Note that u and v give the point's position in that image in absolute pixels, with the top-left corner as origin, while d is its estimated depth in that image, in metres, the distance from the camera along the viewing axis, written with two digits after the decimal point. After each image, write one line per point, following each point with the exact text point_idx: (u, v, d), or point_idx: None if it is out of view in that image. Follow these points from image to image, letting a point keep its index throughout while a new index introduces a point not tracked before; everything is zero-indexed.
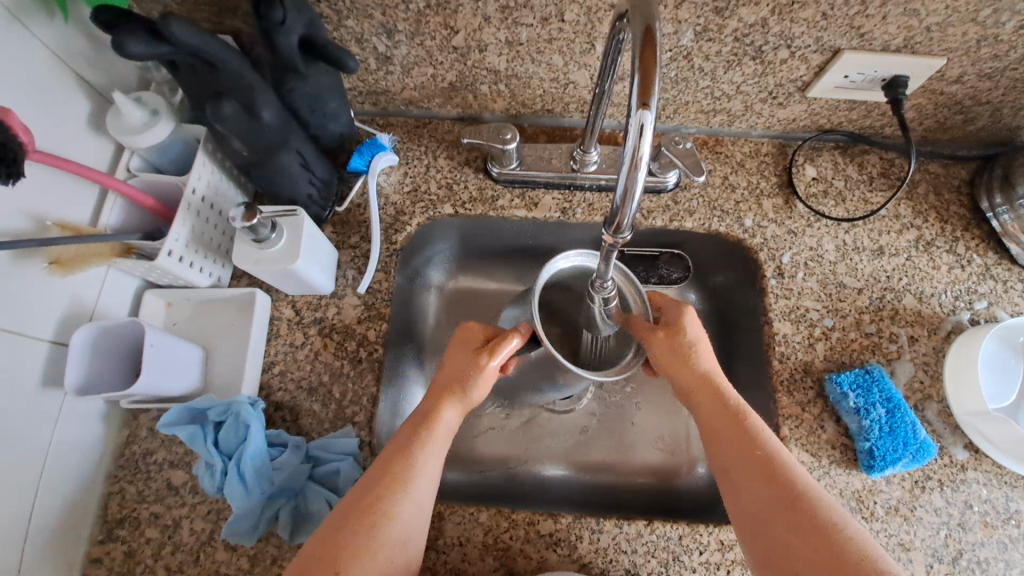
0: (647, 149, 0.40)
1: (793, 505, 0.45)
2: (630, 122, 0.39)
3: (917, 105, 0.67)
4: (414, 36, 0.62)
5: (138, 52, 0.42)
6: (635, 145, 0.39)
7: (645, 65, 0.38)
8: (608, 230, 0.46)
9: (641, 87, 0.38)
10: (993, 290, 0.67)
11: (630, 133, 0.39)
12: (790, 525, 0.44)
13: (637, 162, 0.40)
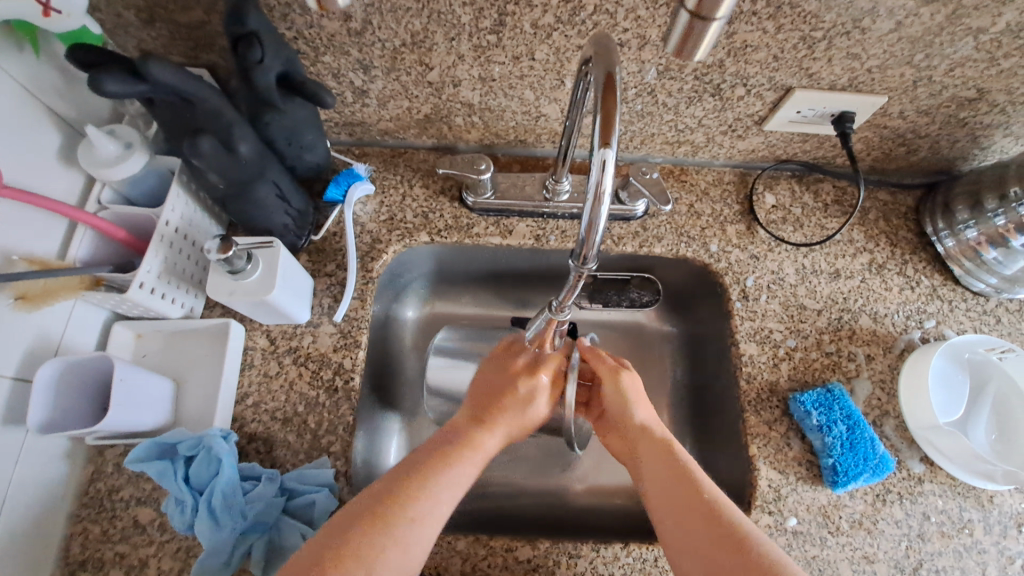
0: (609, 183, 0.42)
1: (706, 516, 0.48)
2: (593, 158, 0.41)
3: (864, 138, 0.72)
4: (390, 72, 0.63)
5: (114, 90, 0.42)
6: (598, 179, 0.41)
7: (607, 105, 0.41)
8: (573, 259, 0.47)
9: (602, 128, 0.40)
10: (940, 309, 0.72)
11: (593, 169, 0.42)
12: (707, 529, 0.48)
13: (600, 196, 0.42)
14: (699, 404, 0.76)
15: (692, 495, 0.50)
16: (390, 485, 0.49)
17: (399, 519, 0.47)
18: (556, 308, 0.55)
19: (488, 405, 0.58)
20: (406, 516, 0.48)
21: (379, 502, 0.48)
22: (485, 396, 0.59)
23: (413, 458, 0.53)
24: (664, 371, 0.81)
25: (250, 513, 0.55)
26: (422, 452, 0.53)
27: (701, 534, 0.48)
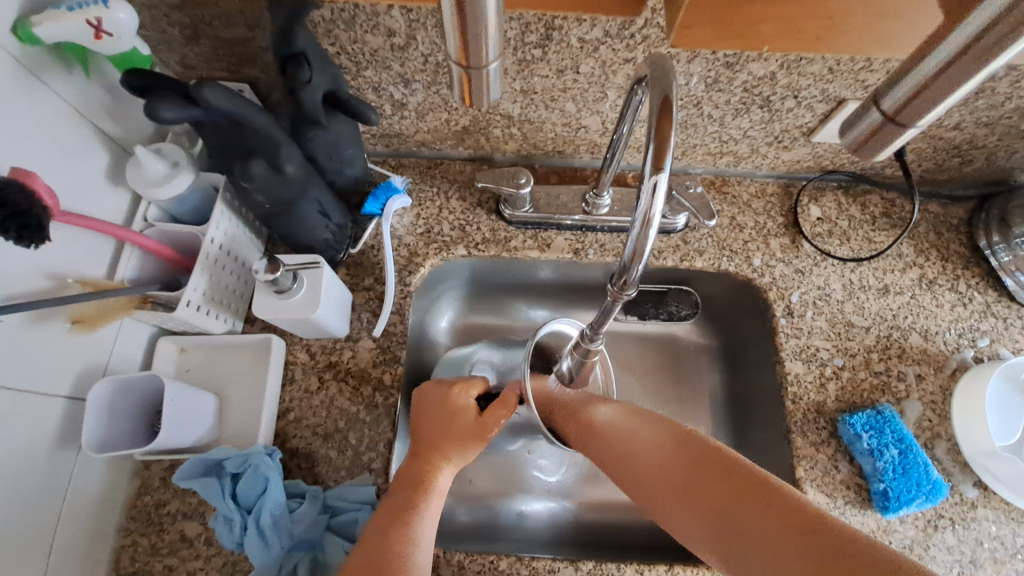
0: (658, 210, 0.41)
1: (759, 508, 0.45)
2: (643, 184, 0.40)
3: (917, 149, 0.70)
4: (431, 85, 0.63)
5: (169, 116, 0.41)
6: (648, 205, 0.40)
7: (665, 134, 0.39)
8: (613, 285, 0.46)
9: (656, 156, 0.39)
10: (994, 327, 0.69)
11: (643, 197, 0.40)
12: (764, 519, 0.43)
13: (648, 225, 0.41)
14: (739, 420, 0.75)
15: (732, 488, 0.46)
16: (385, 509, 0.51)
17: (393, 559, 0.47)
18: (588, 337, 0.55)
19: (434, 444, 0.55)
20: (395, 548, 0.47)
21: (387, 538, 0.48)
22: (430, 442, 0.55)
23: (400, 498, 0.51)
24: (702, 385, 0.80)
25: (296, 531, 0.55)
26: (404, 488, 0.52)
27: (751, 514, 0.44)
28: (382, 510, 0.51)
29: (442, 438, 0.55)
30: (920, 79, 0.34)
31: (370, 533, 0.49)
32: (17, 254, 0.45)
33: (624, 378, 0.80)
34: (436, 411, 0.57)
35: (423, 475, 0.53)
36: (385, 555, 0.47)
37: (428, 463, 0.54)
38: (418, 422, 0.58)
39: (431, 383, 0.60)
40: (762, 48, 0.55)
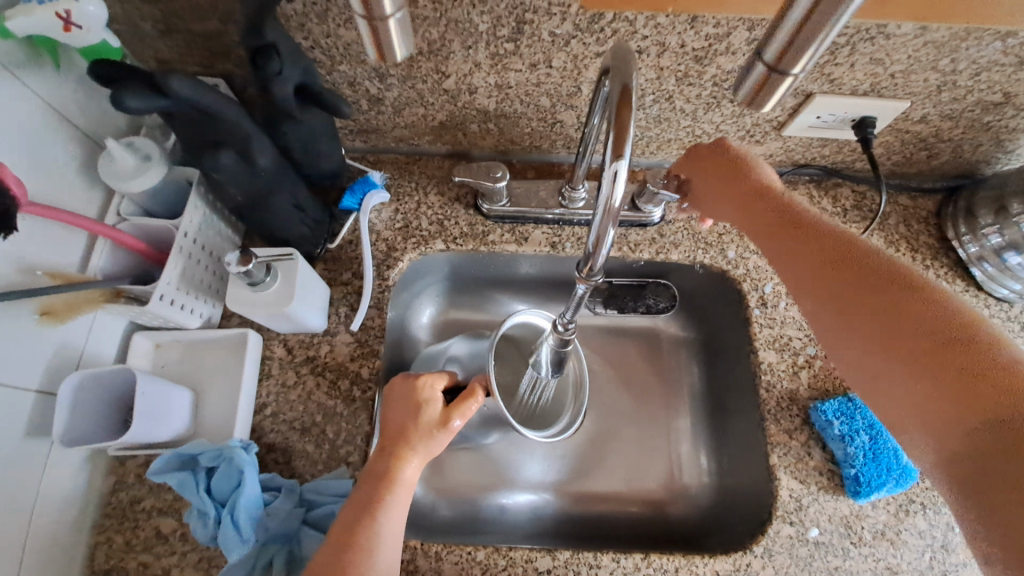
0: (620, 196, 0.41)
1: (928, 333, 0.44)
2: (605, 171, 0.41)
3: (885, 142, 0.71)
4: (406, 80, 0.63)
5: (136, 106, 0.41)
6: (609, 192, 0.41)
7: (624, 129, 0.40)
8: (580, 271, 0.47)
9: (615, 148, 0.40)
10: None
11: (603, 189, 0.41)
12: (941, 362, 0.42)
13: (610, 216, 0.42)
14: (717, 411, 0.76)
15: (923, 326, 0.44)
16: (348, 507, 0.50)
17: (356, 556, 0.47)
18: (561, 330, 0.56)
19: (399, 440, 0.54)
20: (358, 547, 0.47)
21: (349, 536, 0.48)
22: (398, 435, 0.55)
23: (365, 494, 0.51)
24: (680, 377, 0.81)
25: (271, 524, 0.54)
26: (369, 483, 0.52)
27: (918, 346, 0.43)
28: (349, 505, 0.51)
29: (407, 433, 0.54)
30: (794, 23, 0.32)
31: (336, 528, 0.49)
32: None
33: (604, 371, 0.81)
34: (402, 405, 0.56)
35: (390, 468, 0.52)
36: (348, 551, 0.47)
37: (393, 457, 0.53)
38: (386, 417, 0.57)
39: (400, 376, 0.59)
40: (729, 42, 0.57)
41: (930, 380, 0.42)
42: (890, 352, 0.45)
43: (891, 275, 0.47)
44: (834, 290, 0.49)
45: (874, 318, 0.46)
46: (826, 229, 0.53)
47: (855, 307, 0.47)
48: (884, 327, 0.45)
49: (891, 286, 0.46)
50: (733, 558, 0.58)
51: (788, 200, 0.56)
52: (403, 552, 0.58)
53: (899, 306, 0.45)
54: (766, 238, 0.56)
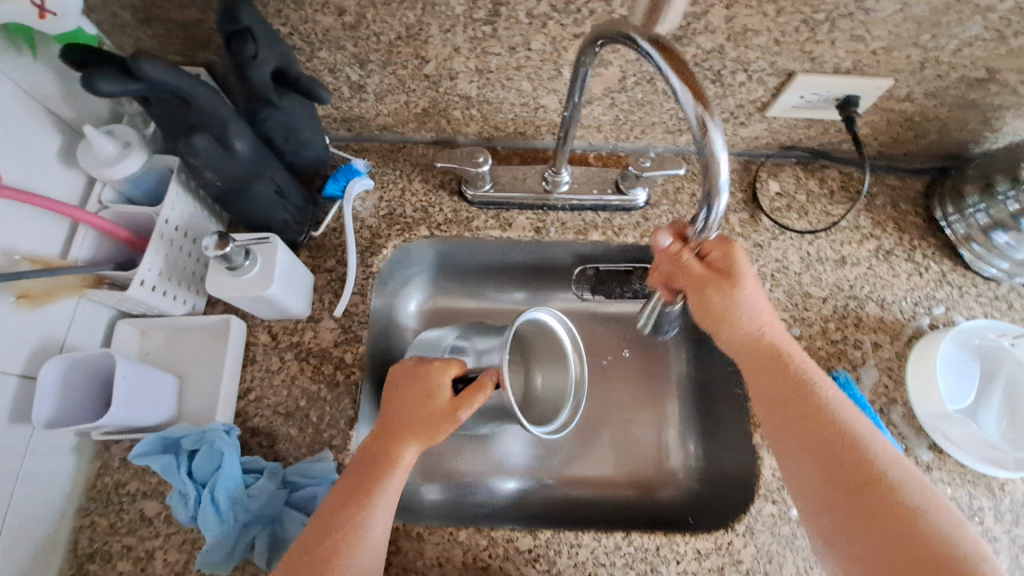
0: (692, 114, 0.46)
1: (874, 513, 0.47)
2: (681, 88, 0.45)
3: (871, 122, 0.71)
4: (386, 66, 0.63)
5: (107, 89, 0.42)
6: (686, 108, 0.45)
7: (699, 107, 0.45)
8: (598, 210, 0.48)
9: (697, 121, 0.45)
10: (949, 296, 0.71)
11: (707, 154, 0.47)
12: (880, 544, 0.46)
13: (714, 179, 0.48)
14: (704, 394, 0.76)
15: (866, 495, 0.48)
16: (334, 496, 0.50)
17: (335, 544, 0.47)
18: None
19: (399, 427, 0.54)
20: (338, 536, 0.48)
21: (334, 521, 0.49)
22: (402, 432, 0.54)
23: (357, 478, 0.51)
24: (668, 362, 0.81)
25: (252, 505, 0.56)
26: (363, 469, 0.52)
27: (856, 513, 0.47)
28: (339, 487, 0.51)
29: (407, 422, 0.54)
30: None
31: (323, 510, 0.50)
32: None
33: (591, 356, 0.81)
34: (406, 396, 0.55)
35: (385, 456, 0.52)
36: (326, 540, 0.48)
37: (393, 444, 0.53)
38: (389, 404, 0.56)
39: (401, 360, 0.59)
40: (708, 20, 0.56)
41: (877, 551, 0.45)
42: (831, 470, 0.50)
43: (900, 497, 0.47)
44: (841, 489, 0.49)
45: (855, 499, 0.48)
46: (806, 392, 0.54)
47: (858, 517, 0.47)
48: (875, 552, 0.46)
49: (884, 496, 0.47)
50: (715, 536, 0.60)
51: (786, 355, 0.57)
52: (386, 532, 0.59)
53: (881, 501, 0.47)
54: (759, 394, 0.56)
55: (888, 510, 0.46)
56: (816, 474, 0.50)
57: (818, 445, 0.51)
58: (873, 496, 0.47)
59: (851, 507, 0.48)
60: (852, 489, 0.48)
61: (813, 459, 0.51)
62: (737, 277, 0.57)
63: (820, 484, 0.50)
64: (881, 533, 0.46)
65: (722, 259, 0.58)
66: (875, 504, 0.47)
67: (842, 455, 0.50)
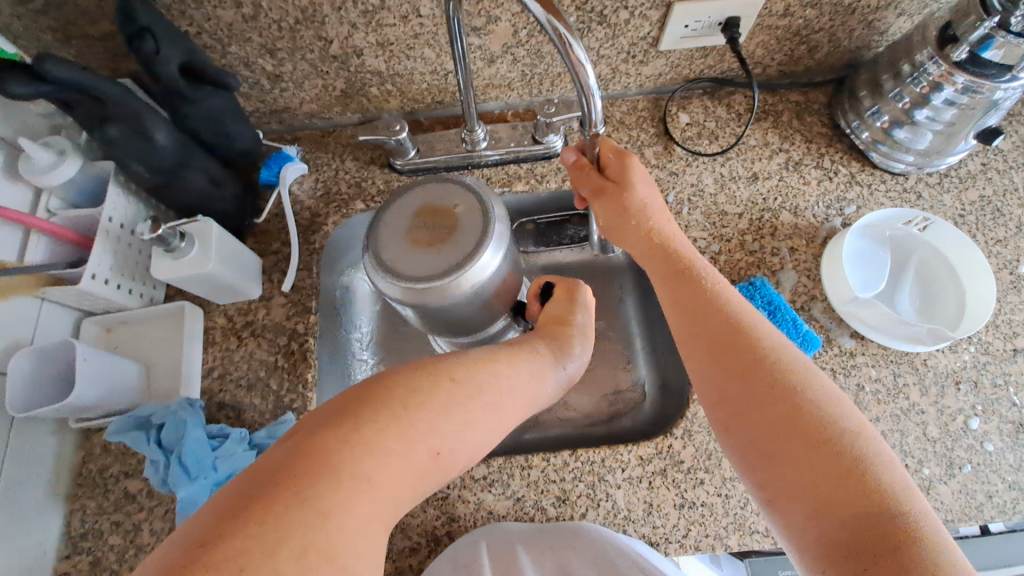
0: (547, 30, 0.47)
1: (775, 411, 0.46)
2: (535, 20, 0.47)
3: (761, 42, 0.75)
4: (295, 52, 0.68)
5: (21, 91, 0.47)
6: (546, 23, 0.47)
7: (555, 21, 0.46)
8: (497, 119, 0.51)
9: (556, 37, 0.47)
10: (860, 195, 0.74)
11: (572, 64, 0.49)
12: (781, 442, 0.45)
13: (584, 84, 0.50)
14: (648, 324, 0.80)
15: (768, 396, 0.46)
16: (399, 389, 0.43)
17: (333, 474, 0.37)
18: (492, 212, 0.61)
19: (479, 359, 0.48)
20: (331, 464, 0.38)
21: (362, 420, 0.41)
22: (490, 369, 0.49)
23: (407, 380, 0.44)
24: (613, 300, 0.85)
25: (221, 466, 0.60)
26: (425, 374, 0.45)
27: (758, 413, 0.47)
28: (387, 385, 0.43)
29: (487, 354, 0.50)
30: None
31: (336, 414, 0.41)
32: None
33: None
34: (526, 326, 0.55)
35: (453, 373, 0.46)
36: (308, 471, 0.37)
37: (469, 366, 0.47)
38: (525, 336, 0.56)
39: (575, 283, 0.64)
40: None
41: (782, 450, 0.44)
42: (738, 377, 0.48)
43: (782, 371, 0.47)
44: (725, 370, 0.49)
45: (757, 399, 0.47)
46: (712, 302, 0.53)
47: (740, 393, 0.48)
48: (776, 451, 0.45)
49: (766, 375, 0.47)
50: (656, 442, 0.63)
51: (682, 255, 0.58)
52: None
53: (787, 401, 0.46)
54: (665, 291, 0.57)
55: (790, 410, 0.45)
56: (721, 378, 0.50)
57: (723, 351, 0.50)
58: (776, 396, 0.46)
59: (756, 408, 0.47)
60: (754, 388, 0.47)
61: (718, 362, 0.50)
62: (624, 179, 0.62)
63: (727, 388, 0.49)
64: (786, 433, 0.45)
65: (616, 169, 0.63)
66: (774, 404, 0.46)
67: (743, 354, 0.49)
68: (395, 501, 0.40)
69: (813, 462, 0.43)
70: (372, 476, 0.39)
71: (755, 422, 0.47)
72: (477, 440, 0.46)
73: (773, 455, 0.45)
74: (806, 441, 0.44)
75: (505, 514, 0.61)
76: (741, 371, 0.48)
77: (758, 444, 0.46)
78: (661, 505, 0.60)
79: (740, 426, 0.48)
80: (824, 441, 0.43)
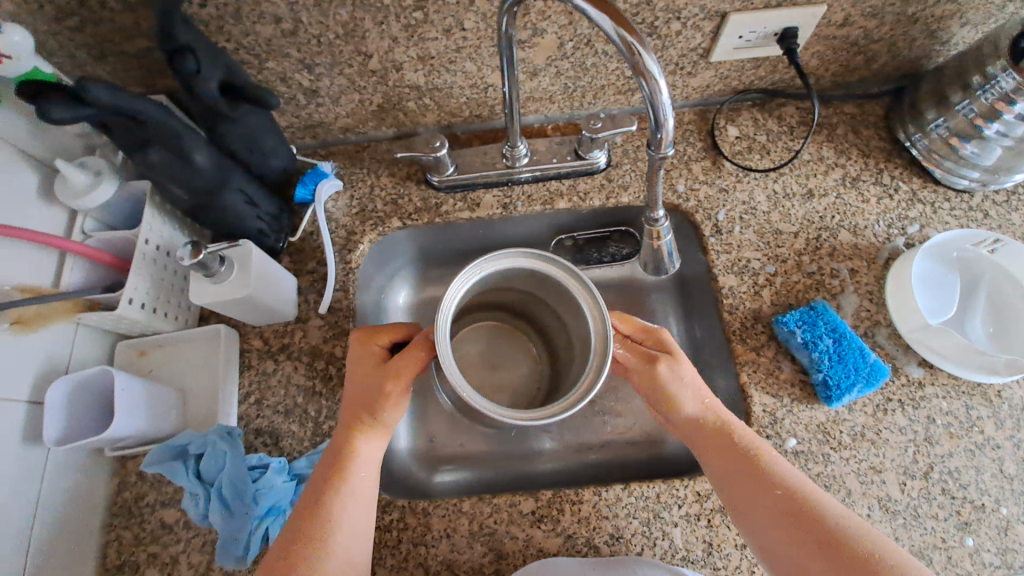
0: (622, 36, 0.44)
1: (791, 517, 0.49)
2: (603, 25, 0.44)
3: (817, 53, 0.71)
4: (333, 67, 0.66)
5: (62, 116, 0.45)
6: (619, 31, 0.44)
7: (624, 32, 0.44)
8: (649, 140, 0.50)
9: (626, 49, 0.44)
10: (923, 213, 0.70)
11: (644, 78, 0.45)
12: (805, 542, 0.48)
13: (658, 100, 0.46)
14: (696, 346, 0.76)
15: (782, 503, 0.50)
16: (335, 462, 0.54)
17: (319, 529, 0.50)
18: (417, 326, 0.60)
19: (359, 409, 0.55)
20: (316, 530, 0.50)
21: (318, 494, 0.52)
22: (360, 404, 0.56)
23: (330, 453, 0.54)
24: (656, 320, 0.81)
25: (262, 499, 0.58)
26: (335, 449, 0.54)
27: (781, 525, 0.49)
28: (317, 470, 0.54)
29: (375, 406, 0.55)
30: None
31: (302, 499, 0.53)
32: None
33: None
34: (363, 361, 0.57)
35: (349, 436, 0.55)
36: (302, 544, 0.49)
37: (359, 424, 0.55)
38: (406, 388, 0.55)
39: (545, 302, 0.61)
40: None
41: (803, 551, 0.48)
42: (754, 492, 0.51)
43: (782, 481, 0.51)
44: (745, 491, 0.52)
45: (772, 511, 0.50)
46: (717, 425, 0.55)
47: (766, 519, 0.50)
48: (797, 555, 0.48)
49: (777, 489, 0.51)
50: None
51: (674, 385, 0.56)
52: (393, 511, 0.61)
53: (798, 507, 0.50)
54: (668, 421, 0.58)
55: (804, 515, 0.49)
56: (737, 499, 0.52)
57: (735, 471, 0.53)
58: (788, 503, 0.50)
59: (768, 520, 0.50)
60: (767, 500, 0.51)
61: (733, 485, 0.52)
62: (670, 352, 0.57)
63: (741, 507, 0.52)
64: (801, 534, 0.48)
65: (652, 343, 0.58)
66: (790, 512, 0.49)
67: (751, 470, 0.52)
68: (356, 520, 0.52)
69: (827, 553, 0.47)
70: (334, 521, 0.51)
71: (779, 538, 0.49)
72: (369, 459, 0.55)
73: (800, 555, 0.48)
74: (834, 558, 0.46)
75: (556, 552, 0.58)
76: (756, 488, 0.51)
77: (798, 568, 0.48)
78: (722, 545, 0.58)
79: (766, 541, 0.50)
80: (830, 534, 0.48)
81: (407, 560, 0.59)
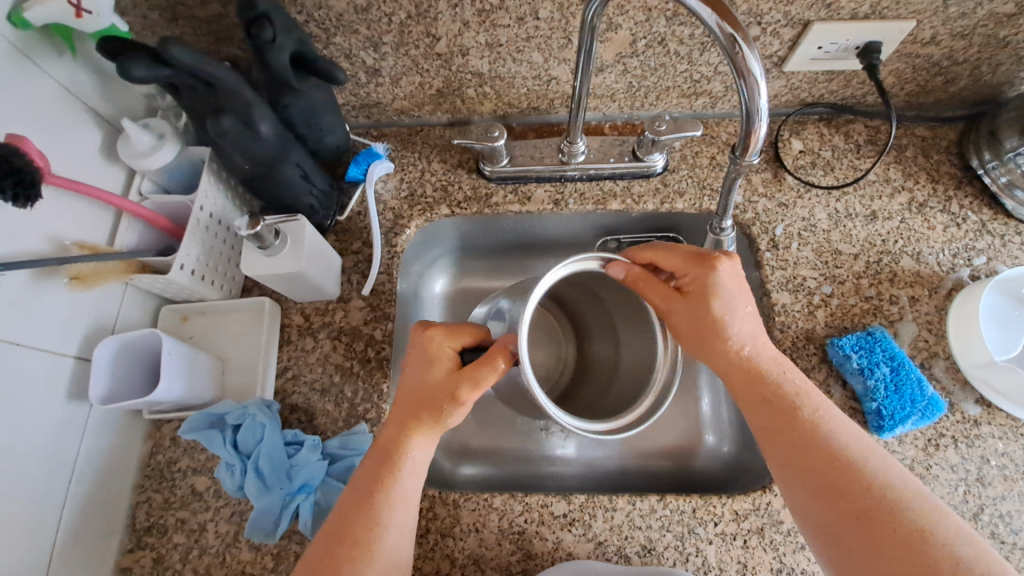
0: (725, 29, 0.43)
1: (846, 501, 0.43)
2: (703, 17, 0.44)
3: (895, 71, 0.68)
4: (399, 47, 0.65)
5: (140, 75, 0.45)
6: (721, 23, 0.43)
7: (727, 26, 0.43)
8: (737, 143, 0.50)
9: (727, 42, 0.43)
10: (991, 245, 0.67)
11: (744, 79, 0.45)
12: (859, 528, 0.42)
13: (753, 99, 0.46)
14: None
15: (839, 485, 0.44)
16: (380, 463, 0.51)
17: (358, 539, 0.47)
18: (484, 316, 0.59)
19: (417, 405, 0.52)
20: (358, 537, 0.47)
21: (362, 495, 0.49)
22: (415, 402, 0.52)
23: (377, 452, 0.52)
24: None
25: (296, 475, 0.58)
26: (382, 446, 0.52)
27: (834, 508, 0.44)
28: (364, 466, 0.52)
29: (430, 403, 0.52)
30: None
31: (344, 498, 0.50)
32: (21, 218, 0.50)
33: None
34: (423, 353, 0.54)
35: (401, 435, 0.52)
36: (347, 545, 0.47)
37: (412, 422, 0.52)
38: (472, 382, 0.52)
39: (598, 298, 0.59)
40: None
41: (857, 538, 0.42)
42: (805, 467, 0.46)
43: (843, 460, 0.45)
44: (799, 466, 0.46)
45: (825, 492, 0.44)
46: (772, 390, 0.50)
47: (820, 500, 0.45)
48: (853, 544, 0.42)
49: (836, 468, 0.45)
50: (753, 497, 0.59)
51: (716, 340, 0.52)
52: (422, 500, 0.60)
53: (856, 491, 0.43)
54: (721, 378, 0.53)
55: (863, 500, 0.43)
56: (789, 474, 0.47)
57: (789, 443, 0.47)
58: (847, 485, 0.44)
59: (821, 499, 0.45)
60: (820, 479, 0.45)
61: (789, 463, 0.47)
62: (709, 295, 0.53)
63: (795, 483, 0.46)
64: (856, 521, 0.42)
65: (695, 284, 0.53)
66: (847, 496, 0.44)
67: (805, 444, 0.47)
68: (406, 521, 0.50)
69: (889, 545, 0.41)
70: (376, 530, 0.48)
71: (831, 522, 0.44)
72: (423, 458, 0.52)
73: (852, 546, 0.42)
74: (895, 550, 0.40)
75: (586, 557, 0.57)
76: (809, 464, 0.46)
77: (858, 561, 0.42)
78: (756, 568, 0.56)
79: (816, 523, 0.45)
80: (895, 527, 0.41)
81: (433, 550, 0.58)
